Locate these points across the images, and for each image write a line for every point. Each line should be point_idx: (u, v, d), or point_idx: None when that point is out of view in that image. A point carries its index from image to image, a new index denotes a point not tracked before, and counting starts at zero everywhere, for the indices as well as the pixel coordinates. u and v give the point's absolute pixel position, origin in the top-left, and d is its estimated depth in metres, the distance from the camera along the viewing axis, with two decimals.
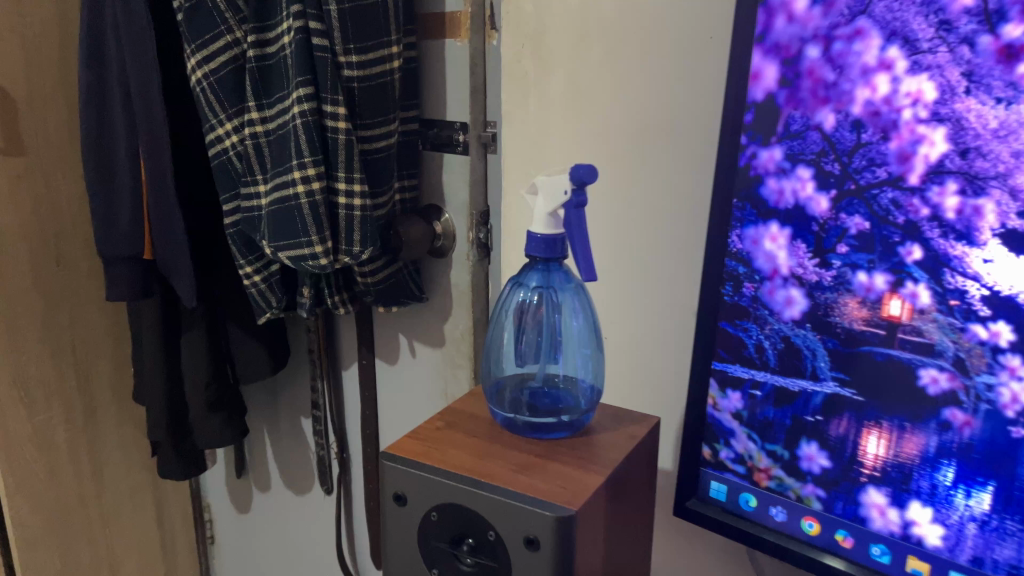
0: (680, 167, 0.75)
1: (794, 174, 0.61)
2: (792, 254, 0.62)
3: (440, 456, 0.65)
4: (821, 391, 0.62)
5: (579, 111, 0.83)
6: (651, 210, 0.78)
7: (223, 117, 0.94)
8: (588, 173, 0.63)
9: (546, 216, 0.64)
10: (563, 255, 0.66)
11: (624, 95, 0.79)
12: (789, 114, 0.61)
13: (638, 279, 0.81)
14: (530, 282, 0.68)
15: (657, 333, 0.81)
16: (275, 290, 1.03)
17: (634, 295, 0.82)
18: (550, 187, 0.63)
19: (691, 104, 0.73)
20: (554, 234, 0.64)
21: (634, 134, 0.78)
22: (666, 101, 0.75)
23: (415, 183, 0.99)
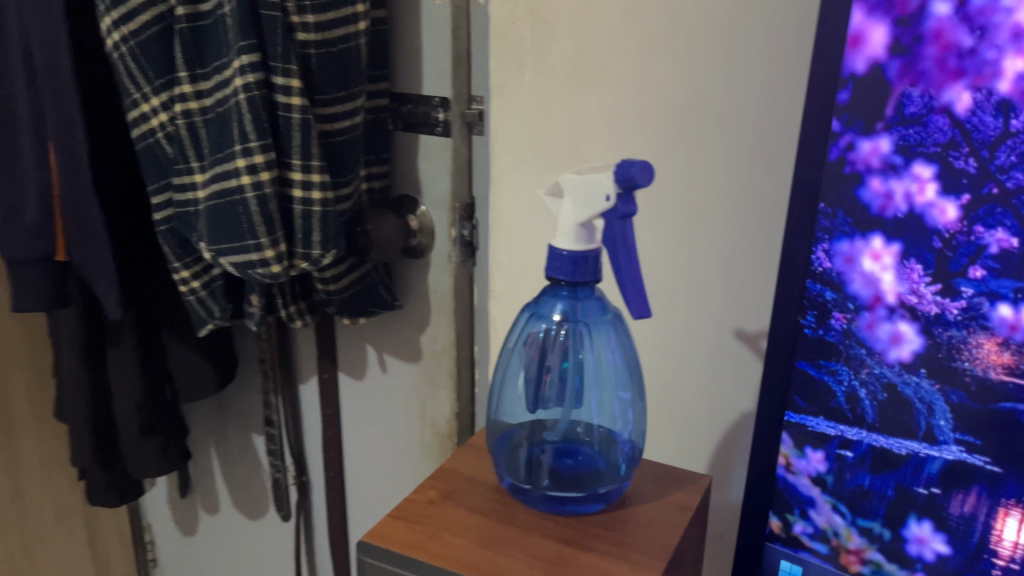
0: (736, 153, 0.58)
1: (909, 173, 0.48)
2: (902, 278, 0.50)
3: (437, 547, 0.49)
4: (940, 456, 0.51)
5: (592, 82, 0.65)
6: (691, 209, 0.61)
7: (148, 90, 0.75)
8: (642, 171, 0.47)
9: (575, 228, 0.48)
10: (594, 281, 0.50)
11: (656, 60, 0.60)
12: (904, 92, 0.47)
13: (673, 297, 0.63)
14: (550, 311, 0.52)
15: (701, 368, 0.62)
16: (218, 299, 0.85)
17: (669, 320, 0.63)
18: (584, 191, 0.48)
19: (752, 72, 0.56)
20: (585, 251, 0.48)
21: (670, 113, 0.61)
22: (716, 68, 0.57)
23: (386, 169, 0.81)
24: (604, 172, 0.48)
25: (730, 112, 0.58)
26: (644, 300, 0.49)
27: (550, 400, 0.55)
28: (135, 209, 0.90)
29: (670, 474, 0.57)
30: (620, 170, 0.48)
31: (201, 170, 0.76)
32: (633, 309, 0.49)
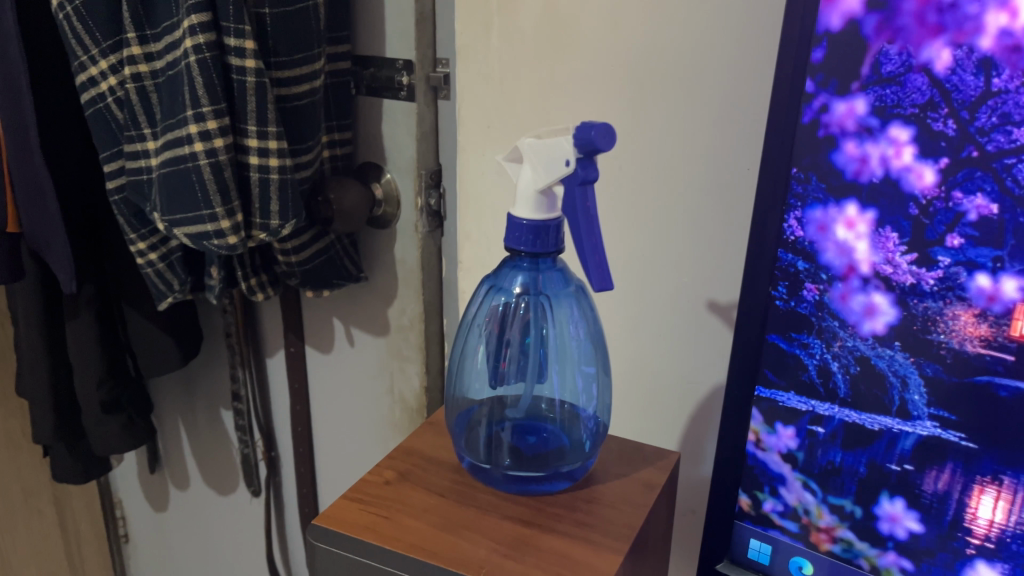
0: (704, 121, 0.56)
1: (884, 135, 0.44)
2: (877, 246, 0.45)
3: (393, 530, 0.47)
4: (913, 432, 0.46)
5: (563, 44, 0.62)
6: (660, 177, 0.59)
7: (96, 52, 0.71)
8: (602, 135, 0.45)
9: (535, 195, 0.45)
10: (556, 250, 0.47)
11: (629, 20, 0.58)
12: (880, 50, 0.43)
13: (645, 264, 0.62)
14: (508, 283, 0.50)
15: (677, 336, 0.62)
16: (177, 271, 0.82)
17: (642, 287, 0.63)
18: (543, 155, 0.45)
19: (725, 35, 0.54)
20: (546, 220, 0.46)
21: (638, 77, 0.58)
22: (688, 32, 0.55)
23: (349, 136, 0.78)
24: (562, 135, 0.46)
25: (699, 78, 0.56)
26: (606, 274, 0.47)
27: (513, 376, 0.52)
28: (90, 179, 0.86)
29: (638, 452, 0.56)
30: (579, 132, 0.46)
31: (154, 138, 0.72)
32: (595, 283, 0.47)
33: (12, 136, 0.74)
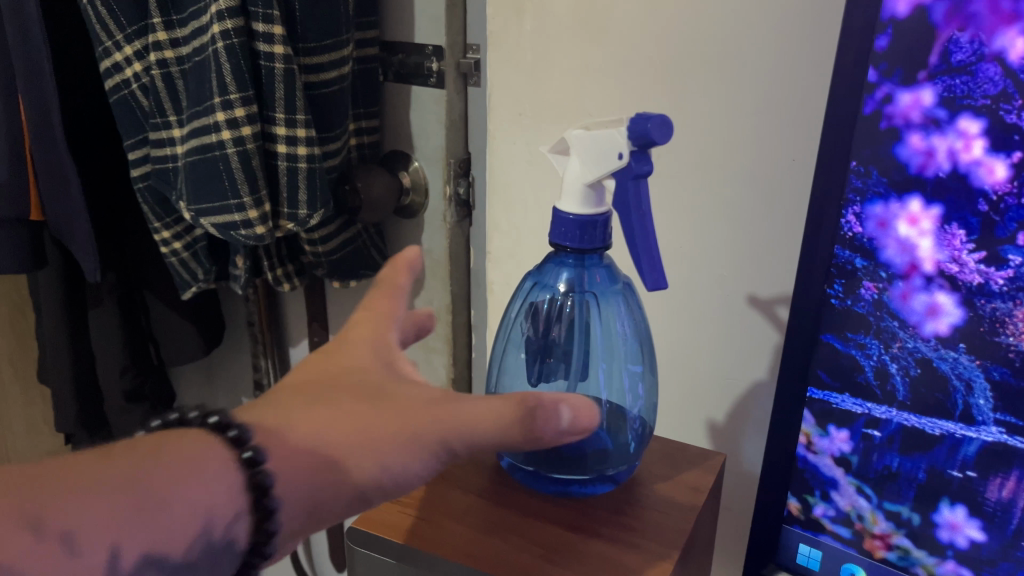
0: (748, 110, 0.54)
1: (953, 128, 0.42)
2: (941, 244, 0.43)
3: (432, 534, 0.46)
4: (977, 438, 0.44)
5: (603, 27, 0.59)
6: (699, 168, 0.57)
7: (121, 38, 0.69)
8: (659, 127, 0.43)
9: (583, 189, 0.44)
10: (603, 246, 0.45)
11: (671, 5, 0.55)
12: (950, 38, 0.41)
13: (684, 258, 0.60)
14: (555, 278, 0.48)
15: (719, 331, 0.60)
16: (201, 260, 0.80)
17: (680, 280, 0.61)
18: (593, 147, 0.44)
19: (772, 21, 0.52)
20: (593, 215, 0.44)
21: (680, 64, 0.56)
22: (731, 19, 0.53)
23: (376, 124, 0.76)
24: (614, 126, 0.45)
25: (741, 66, 0.54)
26: (658, 269, 0.46)
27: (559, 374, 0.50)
28: (111, 164, 0.84)
29: (680, 453, 0.54)
30: (635, 125, 0.43)
31: (179, 125, 0.70)
32: (651, 281, 0.46)
33: (35, 123, 0.72)
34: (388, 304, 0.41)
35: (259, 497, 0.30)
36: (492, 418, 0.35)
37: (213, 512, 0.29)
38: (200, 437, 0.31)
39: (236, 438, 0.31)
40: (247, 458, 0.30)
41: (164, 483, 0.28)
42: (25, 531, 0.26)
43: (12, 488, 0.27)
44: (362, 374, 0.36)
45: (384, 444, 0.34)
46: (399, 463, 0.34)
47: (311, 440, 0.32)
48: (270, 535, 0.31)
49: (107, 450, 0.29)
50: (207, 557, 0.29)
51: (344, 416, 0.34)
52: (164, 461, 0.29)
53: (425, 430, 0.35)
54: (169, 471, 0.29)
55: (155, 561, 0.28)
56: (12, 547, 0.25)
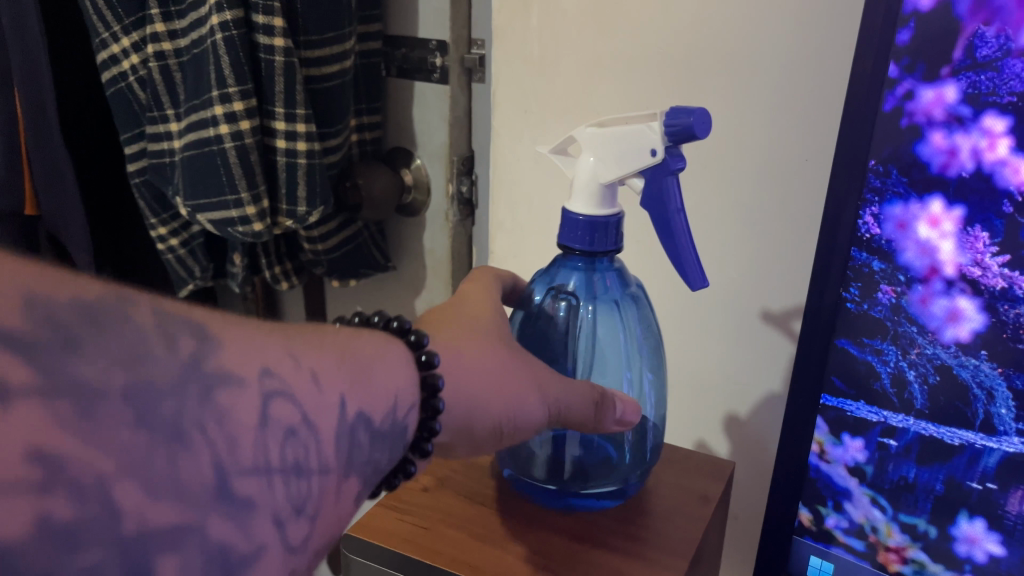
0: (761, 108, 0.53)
1: (978, 126, 0.40)
2: (963, 247, 0.41)
3: (434, 542, 0.44)
4: (998, 449, 0.43)
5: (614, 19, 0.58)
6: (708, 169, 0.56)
7: (118, 29, 0.67)
8: (701, 124, 0.40)
9: (599, 189, 0.43)
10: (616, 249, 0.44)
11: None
12: (975, 32, 0.39)
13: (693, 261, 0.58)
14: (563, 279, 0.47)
15: (728, 334, 0.59)
16: (198, 257, 0.78)
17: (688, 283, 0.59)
18: (618, 145, 0.43)
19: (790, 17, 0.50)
20: (605, 217, 0.43)
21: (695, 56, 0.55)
22: (747, 14, 0.52)
23: (378, 119, 0.75)
24: (644, 120, 0.43)
25: (757, 64, 0.52)
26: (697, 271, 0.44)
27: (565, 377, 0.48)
28: (108, 158, 0.83)
29: (690, 461, 0.53)
30: (674, 121, 0.41)
31: (177, 119, 0.69)
32: (688, 277, 0.44)
33: (31, 114, 0.71)
34: (486, 282, 0.49)
35: (431, 396, 0.36)
36: (582, 392, 0.41)
37: (398, 396, 0.35)
38: (389, 336, 0.37)
39: (417, 341, 0.37)
40: (424, 360, 0.36)
41: (368, 360, 0.34)
42: (287, 358, 0.31)
43: (268, 330, 0.31)
44: (484, 316, 0.43)
45: (522, 387, 0.40)
46: (528, 409, 0.40)
47: (468, 366, 0.39)
48: (433, 433, 0.37)
49: (317, 327, 0.35)
50: (389, 431, 0.35)
51: (491, 350, 0.40)
52: (364, 345, 0.35)
53: (550, 385, 0.41)
54: (371, 349, 0.35)
55: (364, 418, 0.33)
56: (282, 368, 0.30)
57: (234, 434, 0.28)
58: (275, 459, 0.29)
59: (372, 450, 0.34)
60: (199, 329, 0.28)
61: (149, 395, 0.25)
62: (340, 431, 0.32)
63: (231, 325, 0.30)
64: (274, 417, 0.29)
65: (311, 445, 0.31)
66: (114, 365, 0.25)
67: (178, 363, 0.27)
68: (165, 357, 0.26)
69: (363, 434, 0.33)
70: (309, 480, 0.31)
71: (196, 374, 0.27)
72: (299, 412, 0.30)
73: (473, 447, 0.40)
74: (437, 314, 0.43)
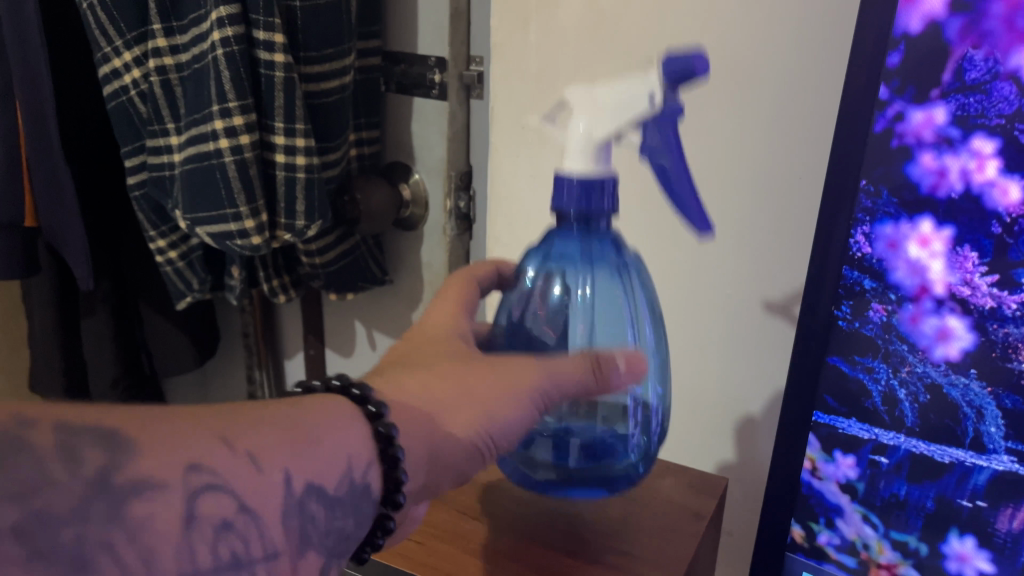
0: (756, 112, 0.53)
1: (966, 148, 0.40)
2: (953, 266, 0.42)
3: (429, 558, 0.45)
4: (988, 467, 0.43)
5: (607, 35, 0.58)
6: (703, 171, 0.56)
7: (119, 44, 0.68)
8: (698, 63, 0.42)
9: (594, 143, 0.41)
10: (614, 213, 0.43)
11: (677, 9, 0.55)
12: (964, 56, 0.40)
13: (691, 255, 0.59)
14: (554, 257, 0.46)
15: (725, 337, 0.59)
16: (196, 269, 0.79)
17: (687, 285, 0.60)
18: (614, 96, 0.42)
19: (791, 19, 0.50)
20: (601, 171, 0.42)
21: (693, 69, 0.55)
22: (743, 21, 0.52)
23: (377, 134, 0.75)
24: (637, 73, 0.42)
25: (756, 68, 0.53)
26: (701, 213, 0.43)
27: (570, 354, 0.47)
28: (109, 171, 0.83)
29: (683, 476, 0.53)
30: (669, 65, 0.42)
31: (177, 134, 0.70)
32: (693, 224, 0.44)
33: (32, 127, 0.71)
34: (460, 292, 0.50)
35: (387, 446, 0.34)
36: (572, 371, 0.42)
37: (351, 457, 0.33)
38: (335, 396, 0.35)
39: (360, 394, 0.35)
40: (383, 432, 0.34)
41: (313, 426, 0.33)
42: (220, 445, 0.30)
43: (196, 418, 0.30)
44: (443, 346, 0.43)
45: (504, 402, 0.40)
46: (511, 421, 0.40)
47: (414, 405, 0.37)
48: (400, 484, 0.35)
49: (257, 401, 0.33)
50: (347, 495, 0.33)
51: (444, 380, 0.40)
52: (307, 411, 0.33)
53: (524, 385, 0.41)
54: (317, 413, 0.33)
55: (314, 490, 0.32)
56: (213, 459, 0.29)
57: (151, 546, 0.27)
58: (205, 560, 0.29)
59: (330, 522, 0.33)
60: (111, 438, 0.28)
61: (44, 528, 0.26)
62: (287, 509, 0.31)
63: (156, 422, 0.29)
64: (202, 515, 0.29)
65: (252, 534, 0.30)
66: (4, 502, 0.25)
67: (81, 484, 0.27)
68: (66, 479, 0.27)
69: (316, 507, 0.32)
70: (253, 571, 0.30)
71: (105, 489, 0.27)
72: (234, 503, 0.30)
73: (458, 474, 0.39)
74: (402, 350, 0.44)
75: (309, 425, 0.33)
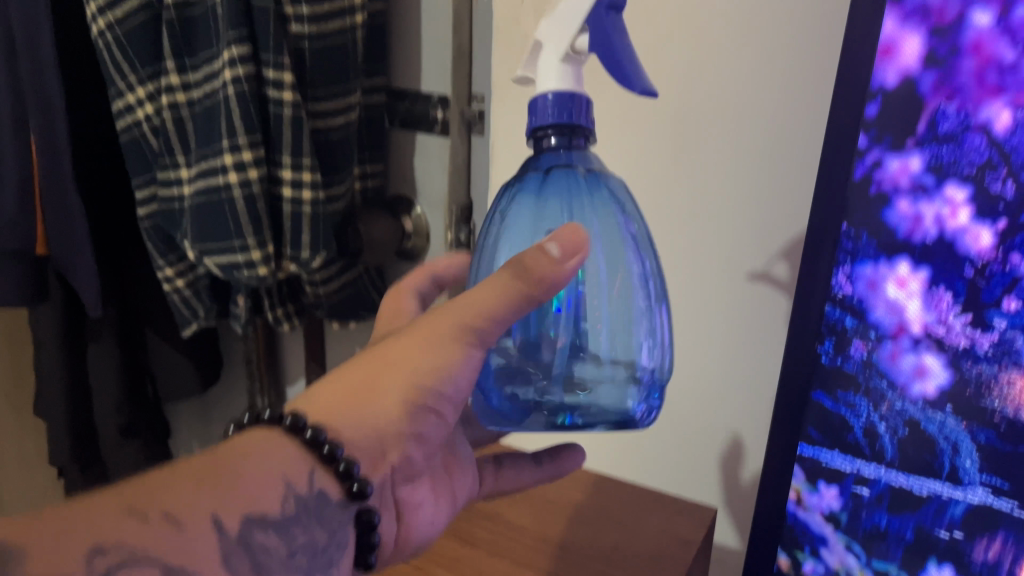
0: (756, 115, 0.54)
1: (940, 195, 0.43)
2: (929, 306, 0.44)
3: None
4: (964, 499, 0.45)
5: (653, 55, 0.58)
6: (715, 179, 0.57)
7: (133, 80, 0.70)
8: None
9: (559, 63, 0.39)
10: (593, 133, 0.41)
11: (708, 15, 0.54)
12: (938, 107, 0.42)
13: (679, 291, 0.61)
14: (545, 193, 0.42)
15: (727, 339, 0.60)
16: (202, 298, 0.81)
17: (698, 288, 0.60)
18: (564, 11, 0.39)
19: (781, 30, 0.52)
20: (571, 86, 0.39)
21: (669, 113, 0.58)
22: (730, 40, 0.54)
23: (380, 168, 0.78)
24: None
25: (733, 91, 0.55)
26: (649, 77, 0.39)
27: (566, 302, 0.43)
28: (120, 201, 0.86)
29: (673, 504, 0.55)
30: None
31: (187, 167, 0.71)
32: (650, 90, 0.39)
33: (47, 159, 0.74)
34: (408, 289, 0.55)
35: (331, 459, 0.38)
36: (496, 288, 0.38)
37: (289, 474, 0.36)
38: (262, 429, 0.38)
39: (275, 416, 0.38)
40: (327, 452, 0.38)
41: (238, 464, 0.35)
42: (132, 516, 0.30)
43: (108, 496, 0.31)
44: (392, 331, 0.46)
45: (430, 350, 0.41)
46: (465, 378, 0.41)
47: (334, 404, 0.40)
48: (354, 474, 0.39)
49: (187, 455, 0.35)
50: (303, 511, 0.37)
51: (362, 366, 0.41)
52: (225, 454, 0.35)
53: (442, 334, 0.40)
54: (237, 451, 0.36)
55: (255, 521, 0.34)
56: (125, 532, 0.30)
57: None
58: None
59: (292, 543, 0.36)
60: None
61: None
62: (229, 551, 0.33)
63: (63, 509, 0.29)
64: None
65: None
66: None
67: None
68: None
69: (263, 536, 0.34)
70: None
71: None
72: (159, 568, 0.30)
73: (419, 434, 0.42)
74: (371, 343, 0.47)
75: (239, 462, 0.35)
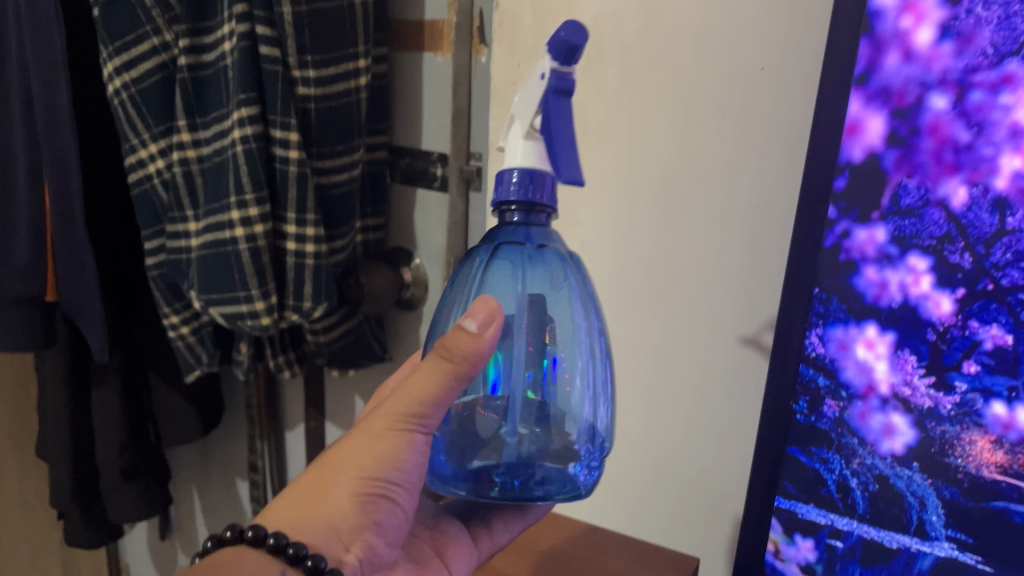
0: (737, 178, 0.57)
1: (903, 264, 0.45)
2: (895, 368, 0.47)
3: None
4: (931, 552, 0.47)
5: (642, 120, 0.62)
6: (696, 235, 0.60)
7: (146, 137, 0.73)
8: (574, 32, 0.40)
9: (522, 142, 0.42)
10: (554, 211, 0.44)
11: (691, 88, 0.59)
12: (900, 183, 0.45)
13: (663, 343, 0.64)
14: (495, 264, 0.47)
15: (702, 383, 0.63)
16: (206, 345, 0.84)
17: (682, 339, 0.63)
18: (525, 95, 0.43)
19: (762, 97, 0.55)
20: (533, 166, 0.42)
21: (657, 173, 0.62)
22: (713, 109, 0.58)
23: (381, 222, 0.82)
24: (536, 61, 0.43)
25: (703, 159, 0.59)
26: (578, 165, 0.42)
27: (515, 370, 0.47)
28: (128, 249, 0.89)
29: (657, 554, 0.57)
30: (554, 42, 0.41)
31: (195, 220, 0.74)
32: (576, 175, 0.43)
33: (59, 211, 0.76)
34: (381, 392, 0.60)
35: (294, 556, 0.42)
36: (424, 375, 0.43)
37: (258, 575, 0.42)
38: (230, 548, 0.44)
39: (233, 533, 0.44)
40: (293, 553, 0.42)
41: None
42: None
43: None
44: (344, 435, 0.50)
45: (373, 442, 0.44)
46: (414, 463, 0.45)
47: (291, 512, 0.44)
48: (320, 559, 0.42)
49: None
50: None
51: (315, 472, 0.46)
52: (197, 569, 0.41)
53: (380, 425, 0.44)
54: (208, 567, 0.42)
55: None
56: None
57: None
58: None
59: None
60: None
61: None
62: None
63: None
64: None
65: None
66: None
67: None
68: None
69: None
70: None
71: None
72: None
73: (378, 522, 0.46)
74: None
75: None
